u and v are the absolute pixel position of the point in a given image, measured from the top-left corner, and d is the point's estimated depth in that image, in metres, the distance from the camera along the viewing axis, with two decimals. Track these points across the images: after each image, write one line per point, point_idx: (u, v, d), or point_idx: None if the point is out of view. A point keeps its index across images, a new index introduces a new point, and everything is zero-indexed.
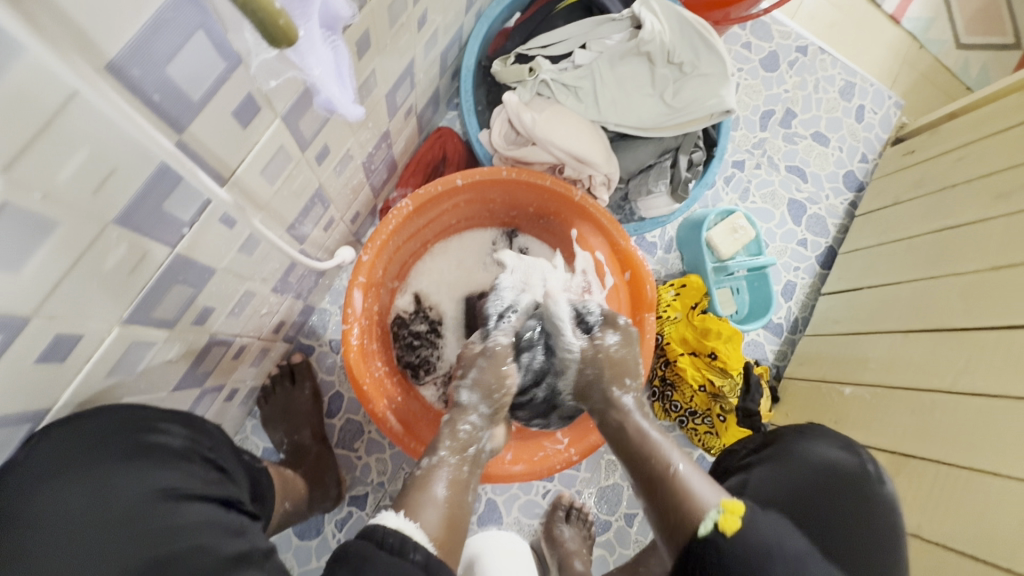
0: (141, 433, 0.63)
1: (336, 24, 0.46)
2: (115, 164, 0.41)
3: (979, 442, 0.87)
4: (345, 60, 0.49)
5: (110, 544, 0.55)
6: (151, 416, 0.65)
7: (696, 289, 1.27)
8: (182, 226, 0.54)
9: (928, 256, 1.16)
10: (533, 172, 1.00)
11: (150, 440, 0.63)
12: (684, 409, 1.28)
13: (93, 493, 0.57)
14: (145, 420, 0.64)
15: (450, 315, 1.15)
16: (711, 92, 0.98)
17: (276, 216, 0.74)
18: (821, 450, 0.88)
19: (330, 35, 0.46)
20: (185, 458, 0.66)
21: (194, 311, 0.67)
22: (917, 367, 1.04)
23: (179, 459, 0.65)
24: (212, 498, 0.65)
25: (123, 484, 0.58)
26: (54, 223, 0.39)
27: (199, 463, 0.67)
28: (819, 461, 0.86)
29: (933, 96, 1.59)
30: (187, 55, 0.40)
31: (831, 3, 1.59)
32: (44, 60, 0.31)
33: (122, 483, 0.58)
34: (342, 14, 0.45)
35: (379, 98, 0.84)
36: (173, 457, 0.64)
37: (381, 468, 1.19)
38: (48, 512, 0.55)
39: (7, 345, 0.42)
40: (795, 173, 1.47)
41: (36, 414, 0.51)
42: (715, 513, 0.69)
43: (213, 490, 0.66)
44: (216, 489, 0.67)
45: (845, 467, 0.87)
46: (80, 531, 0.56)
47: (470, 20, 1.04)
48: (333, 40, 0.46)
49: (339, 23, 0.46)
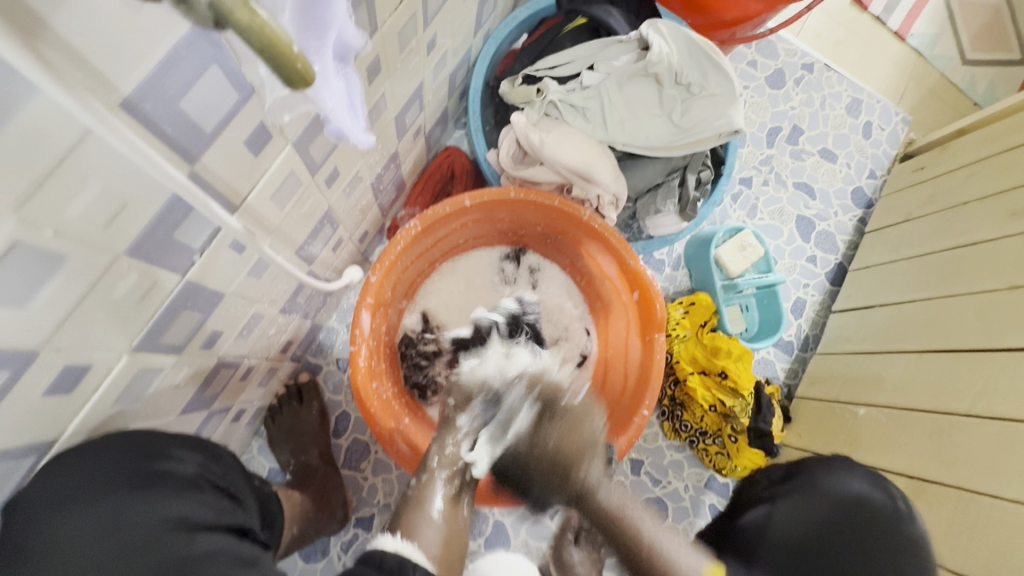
0: (153, 460, 0.62)
1: (349, 55, 0.46)
2: (126, 197, 0.41)
3: (1000, 467, 0.85)
4: (358, 89, 0.49)
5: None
6: (164, 442, 0.64)
7: (706, 307, 1.26)
8: (193, 254, 0.54)
9: (942, 274, 1.15)
10: (541, 192, 1.00)
11: (161, 467, 0.62)
12: (695, 430, 1.26)
13: (100, 525, 0.57)
14: (158, 446, 0.63)
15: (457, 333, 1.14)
16: (720, 112, 0.98)
17: (286, 239, 0.74)
18: (844, 481, 0.83)
19: (343, 66, 0.46)
20: (195, 486, 0.64)
21: (203, 336, 0.67)
22: (933, 388, 1.02)
23: (190, 488, 0.63)
24: (225, 528, 0.64)
25: (134, 516, 0.57)
26: (66, 257, 0.39)
27: (211, 492, 0.66)
28: (841, 492, 0.82)
29: (941, 111, 1.58)
30: (200, 89, 0.40)
31: (836, 20, 1.60)
32: (58, 100, 0.31)
33: (132, 514, 0.58)
34: (355, 46, 0.46)
35: (388, 121, 0.85)
36: (182, 486, 0.63)
37: (387, 489, 1.17)
38: (63, 540, 0.55)
39: (16, 378, 0.42)
40: (803, 189, 1.47)
41: (43, 443, 0.51)
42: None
43: (225, 519, 0.65)
44: (230, 519, 0.65)
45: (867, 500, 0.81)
46: (94, 560, 0.56)
47: (478, 42, 1.05)
48: (346, 70, 0.47)
49: (352, 54, 0.46)
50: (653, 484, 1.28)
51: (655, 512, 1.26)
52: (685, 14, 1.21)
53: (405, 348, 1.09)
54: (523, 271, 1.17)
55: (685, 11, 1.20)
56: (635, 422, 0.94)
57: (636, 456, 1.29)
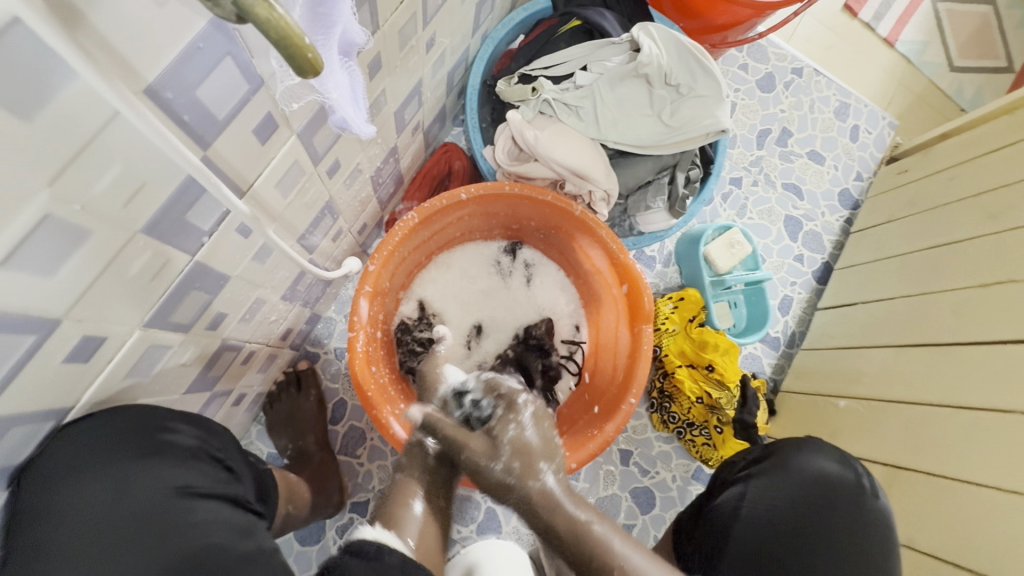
0: (156, 431, 0.65)
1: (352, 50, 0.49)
2: (144, 178, 0.44)
3: (968, 455, 0.89)
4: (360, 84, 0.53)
5: (126, 548, 0.59)
6: (162, 414, 0.67)
7: (694, 302, 1.30)
8: (202, 236, 0.57)
9: (922, 273, 1.19)
10: (535, 187, 1.03)
11: (164, 437, 0.66)
12: (683, 421, 1.29)
13: (109, 491, 0.60)
14: (157, 419, 0.66)
15: (453, 324, 1.18)
16: (707, 113, 1.02)
17: (289, 227, 0.78)
18: (816, 462, 0.89)
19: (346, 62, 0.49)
20: (196, 457, 0.68)
21: (209, 316, 0.70)
22: (910, 381, 1.06)
23: (191, 458, 0.67)
24: (223, 497, 0.68)
25: (139, 485, 0.61)
26: (89, 232, 0.43)
27: (209, 463, 0.70)
28: (812, 473, 0.87)
29: (928, 116, 1.63)
30: (214, 79, 0.44)
31: (827, 26, 1.64)
32: (92, 84, 0.35)
33: (138, 483, 0.61)
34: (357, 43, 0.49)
35: (388, 116, 0.88)
36: (184, 455, 0.67)
37: (382, 475, 1.21)
38: (68, 508, 0.58)
39: (40, 344, 0.45)
40: (792, 190, 1.51)
41: (60, 410, 0.54)
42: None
43: (224, 488, 0.69)
44: (229, 488, 0.70)
45: (837, 479, 0.87)
46: (98, 527, 0.59)
47: (475, 42, 1.09)
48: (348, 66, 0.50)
49: (354, 50, 0.50)
50: (642, 474, 1.32)
51: (643, 502, 1.29)
52: (677, 18, 1.25)
53: (401, 334, 1.11)
54: (518, 262, 1.21)
55: (677, 15, 1.24)
56: (622, 410, 0.97)
57: (626, 447, 1.32)
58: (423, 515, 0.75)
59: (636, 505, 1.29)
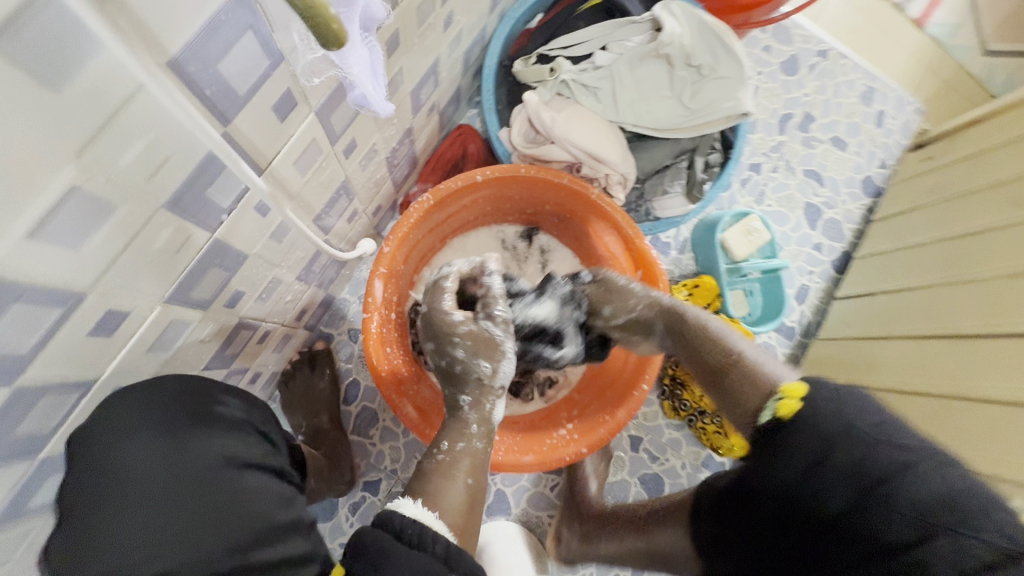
0: (202, 402, 0.67)
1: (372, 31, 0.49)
2: (168, 154, 0.44)
3: (987, 449, 0.88)
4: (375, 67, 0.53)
5: (172, 501, 0.61)
6: (209, 386, 0.70)
7: (709, 290, 1.28)
8: (222, 213, 0.57)
9: (944, 262, 1.16)
10: (550, 170, 1.02)
11: (211, 409, 0.68)
12: (694, 409, 1.27)
13: (164, 449, 0.63)
14: (205, 390, 0.69)
15: None
16: (728, 95, 0.98)
17: (306, 206, 0.78)
18: None
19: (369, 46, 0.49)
20: (240, 429, 0.70)
21: (227, 294, 0.71)
22: (932, 373, 1.04)
23: (236, 429, 0.69)
24: (264, 469, 0.69)
25: (190, 449, 0.63)
26: (115, 206, 0.43)
27: (256, 435, 0.72)
28: None
29: (957, 102, 1.58)
30: (235, 54, 0.43)
31: (854, 8, 1.59)
32: (119, 57, 0.35)
33: (189, 448, 0.63)
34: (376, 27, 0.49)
35: (405, 95, 0.87)
36: (229, 425, 0.69)
37: (394, 456, 1.22)
38: (127, 463, 0.61)
39: (67, 316, 0.46)
40: (812, 177, 1.47)
41: (86, 382, 0.55)
42: (774, 400, 0.68)
43: (266, 460, 0.71)
44: (271, 460, 0.72)
45: None
46: (149, 482, 0.61)
47: (493, 21, 1.07)
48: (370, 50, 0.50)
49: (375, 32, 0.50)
50: (651, 460, 1.32)
51: (652, 488, 1.30)
52: None
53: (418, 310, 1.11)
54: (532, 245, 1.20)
55: None
56: (635, 396, 0.97)
57: (636, 433, 1.33)
58: (468, 485, 0.70)
59: (645, 491, 1.30)
